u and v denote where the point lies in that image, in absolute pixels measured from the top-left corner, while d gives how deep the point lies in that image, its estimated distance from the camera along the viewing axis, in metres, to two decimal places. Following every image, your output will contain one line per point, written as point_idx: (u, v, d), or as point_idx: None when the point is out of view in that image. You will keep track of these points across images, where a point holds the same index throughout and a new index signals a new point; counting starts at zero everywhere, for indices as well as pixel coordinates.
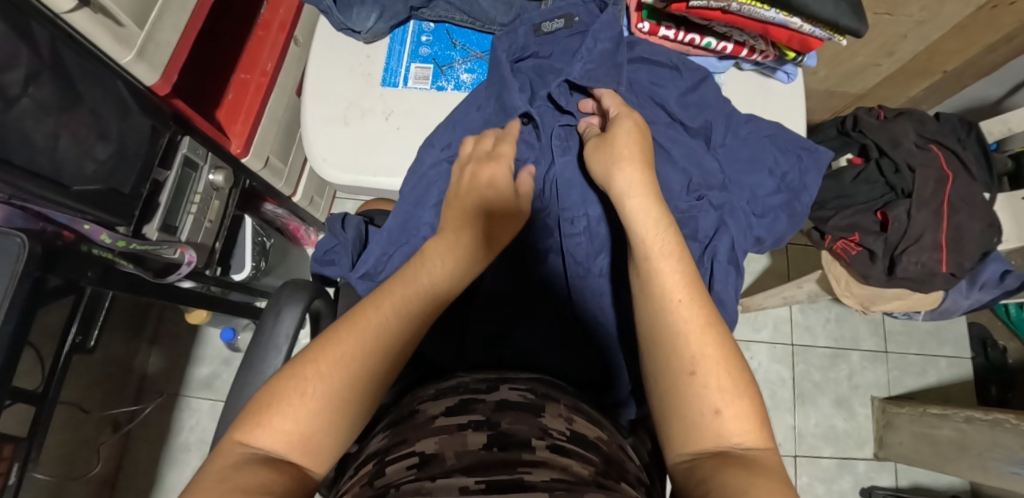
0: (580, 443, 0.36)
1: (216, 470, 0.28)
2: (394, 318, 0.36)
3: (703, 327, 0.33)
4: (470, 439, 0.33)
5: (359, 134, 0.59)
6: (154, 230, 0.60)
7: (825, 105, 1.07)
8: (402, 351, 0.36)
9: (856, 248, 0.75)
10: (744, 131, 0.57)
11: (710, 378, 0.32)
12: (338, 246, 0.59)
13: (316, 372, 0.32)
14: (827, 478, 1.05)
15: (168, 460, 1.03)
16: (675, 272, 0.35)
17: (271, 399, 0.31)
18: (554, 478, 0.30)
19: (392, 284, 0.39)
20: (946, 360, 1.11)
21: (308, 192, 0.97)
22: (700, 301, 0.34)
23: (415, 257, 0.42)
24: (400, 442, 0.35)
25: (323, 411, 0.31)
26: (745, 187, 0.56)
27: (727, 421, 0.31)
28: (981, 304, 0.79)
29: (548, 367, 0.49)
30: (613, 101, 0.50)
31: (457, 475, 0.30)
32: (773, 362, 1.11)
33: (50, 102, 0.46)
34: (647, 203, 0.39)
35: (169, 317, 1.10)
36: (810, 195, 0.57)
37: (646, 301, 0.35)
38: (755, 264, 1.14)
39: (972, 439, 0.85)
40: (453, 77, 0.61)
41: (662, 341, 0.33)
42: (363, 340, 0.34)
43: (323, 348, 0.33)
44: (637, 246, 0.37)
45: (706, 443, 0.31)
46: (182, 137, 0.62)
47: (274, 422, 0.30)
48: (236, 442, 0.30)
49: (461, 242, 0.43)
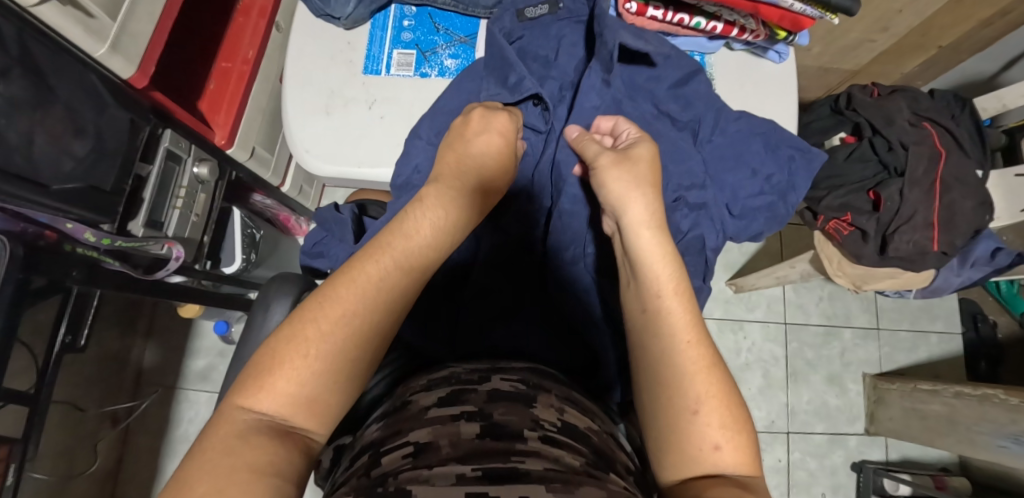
0: (571, 433, 0.36)
1: (223, 436, 0.28)
2: (399, 276, 0.35)
3: (707, 368, 0.35)
4: (464, 428, 0.33)
5: (342, 124, 0.57)
6: (140, 227, 0.58)
7: (818, 83, 1.05)
8: (403, 306, 0.35)
9: (849, 228, 0.74)
10: (733, 129, 0.56)
11: (710, 417, 0.34)
12: (326, 238, 0.58)
13: (317, 329, 0.31)
14: (819, 453, 1.07)
15: (170, 450, 1.04)
16: (681, 309, 0.37)
17: (273, 357, 0.30)
18: (549, 467, 0.30)
19: (402, 237, 0.37)
20: (937, 336, 1.12)
21: (297, 181, 0.96)
22: (704, 341, 0.36)
23: (420, 211, 0.39)
24: (395, 432, 0.35)
25: (324, 372, 0.31)
26: (727, 185, 0.57)
27: (725, 456, 0.33)
28: (971, 282, 0.80)
29: (535, 353, 0.50)
30: (632, 130, 0.48)
31: (450, 463, 0.30)
32: (766, 342, 1.12)
33: (23, 100, 0.44)
34: (656, 245, 0.39)
35: (162, 311, 1.10)
36: (797, 196, 0.57)
37: (654, 338, 0.36)
38: (748, 244, 1.14)
39: (961, 413, 0.87)
40: (437, 63, 0.59)
41: (674, 370, 0.35)
42: (367, 296, 0.33)
43: (319, 305, 0.32)
44: (649, 282, 0.38)
45: (700, 473, 0.33)
46: (162, 131, 0.61)
47: (276, 386, 0.30)
48: (239, 409, 0.29)
49: (465, 202, 0.41)
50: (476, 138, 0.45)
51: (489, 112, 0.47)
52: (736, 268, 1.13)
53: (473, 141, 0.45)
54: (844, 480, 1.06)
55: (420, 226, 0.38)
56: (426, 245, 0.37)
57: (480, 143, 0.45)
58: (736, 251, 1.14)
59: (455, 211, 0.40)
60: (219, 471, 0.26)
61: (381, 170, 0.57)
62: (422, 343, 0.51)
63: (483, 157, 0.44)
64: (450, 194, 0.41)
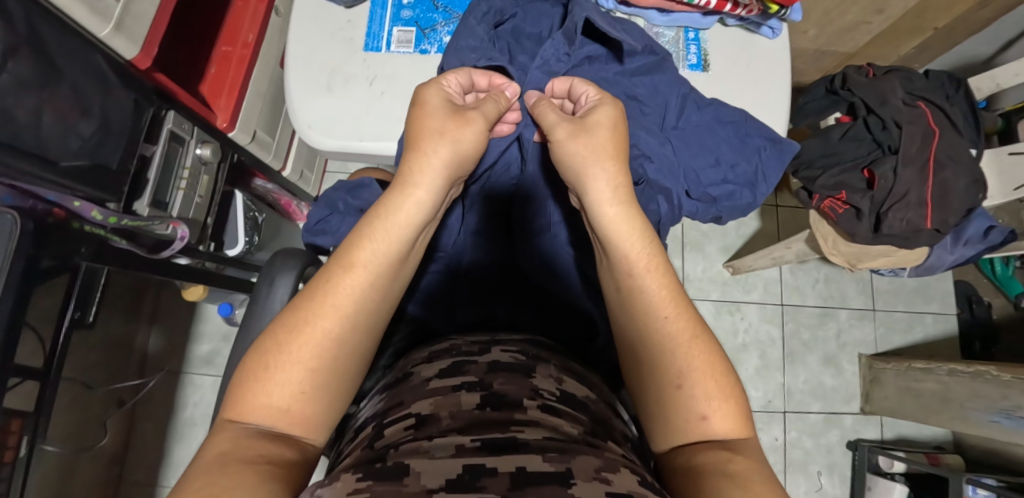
0: (569, 403, 0.36)
1: (214, 443, 0.30)
2: (346, 280, 0.34)
3: (691, 340, 0.35)
4: (464, 399, 0.34)
5: (344, 99, 0.58)
6: (145, 207, 0.60)
7: (814, 66, 1.06)
8: (367, 314, 0.35)
9: (843, 206, 0.76)
10: (696, 118, 0.58)
11: (696, 388, 0.34)
12: (331, 216, 0.59)
13: (277, 344, 0.32)
14: (814, 432, 1.08)
15: (177, 433, 1.06)
16: (660, 286, 0.36)
17: (246, 375, 0.32)
18: (547, 437, 0.30)
19: (350, 240, 0.35)
20: (931, 316, 1.14)
21: (297, 166, 0.97)
22: (685, 313, 0.36)
23: (369, 208, 0.36)
24: (398, 404, 0.36)
25: (292, 382, 0.32)
26: (691, 170, 0.59)
27: (713, 424, 0.34)
28: (964, 260, 0.81)
29: (531, 326, 0.51)
30: (593, 91, 0.44)
31: (452, 434, 0.30)
32: (763, 323, 1.13)
33: (30, 78, 0.45)
34: (624, 221, 0.37)
35: (166, 296, 1.11)
36: (766, 186, 0.60)
37: (632, 318, 0.37)
38: (745, 227, 1.15)
39: (954, 391, 0.89)
40: (436, 40, 0.60)
41: (663, 349, 0.35)
42: (322, 312, 0.33)
43: (283, 322, 0.33)
44: (620, 260, 0.37)
45: (690, 439, 0.35)
46: (166, 112, 0.61)
47: (253, 399, 0.32)
48: (228, 421, 0.32)
49: (419, 187, 0.36)
50: (418, 117, 0.39)
51: (424, 88, 0.41)
52: (733, 250, 1.14)
53: (420, 122, 0.39)
54: (839, 459, 1.08)
55: (377, 226, 0.35)
56: (372, 241, 0.35)
57: (431, 121, 0.38)
58: (733, 234, 1.15)
59: (402, 200, 0.36)
60: (213, 468, 0.28)
61: (384, 145, 0.58)
62: (427, 316, 0.53)
63: (431, 132, 0.38)
64: (398, 184, 0.37)
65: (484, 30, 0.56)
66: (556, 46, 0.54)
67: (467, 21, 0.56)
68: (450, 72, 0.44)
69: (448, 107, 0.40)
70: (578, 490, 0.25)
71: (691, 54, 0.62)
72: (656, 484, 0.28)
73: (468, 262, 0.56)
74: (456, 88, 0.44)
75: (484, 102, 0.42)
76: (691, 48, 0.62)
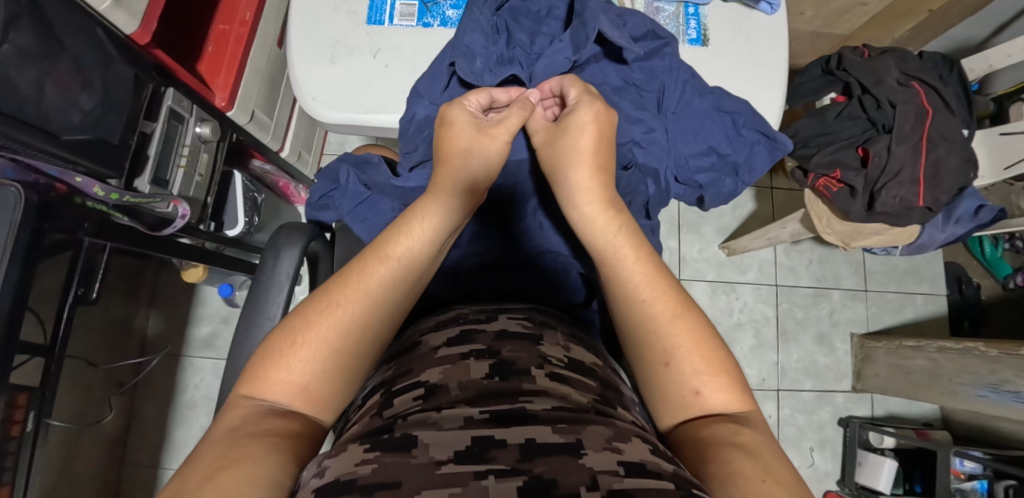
0: (579, 369, 0.36)
1: (228, 420, 0.31)
2: (380, 270, 0.36)
3: (675, 315, 0.37)
4: (474, 368, 0.33)
5: (348, 71, 0.59)
6: (146, 184, 0.60)
7: (811, 49, 1.06)
8: (394, 305, 0.37)
9: (837, 185, 0.77)
10: (697, 103, 0.58)
11: (683, 364, 0.35)
12: (335, 191, 0.61)
13: (306, 323, 0.34)
14: (806, 409, 1.11)
15: (179, 413, 1.07)
16: (637, 270, 0.39)
17: (268, 351, 0.33)
18: (557, 406, 0.30)
19: (385, 236, 0.38)
20: (922, 297, 1.16)
21: (296, 147, 0.98)
22: (669, 291, 0.38)
23: (403, 210, 0.40)
24: (405, 373, 0.35)
25: (315, 360, 0.33)
26: (681, 156, 0.59)
27: (706, 399, 0.35)
28: (955, 237, 0.83)
29: (536, 297, 0.52)
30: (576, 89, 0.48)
31: (461, 406, 0.29)
32: (757, 302, 1.15)
33: (28, 47, 0.44)
34: (600, 218, 0.42)
35: (165, 280, 1.11)
36: (753, 175, 0.61)
37: (618, 298, 0.39)
38: (741, 209, 1.16)
39: (944, 366, 0.92)
40: (439, 14, 0.61)
41: (648, 327, 0.37)
42: (353, 298, 0.35)
43: (314, 304, 0.34)
44: (598, 250, 0.41)
45: (691, 415, 0.35)
46: (165, 89, 0.61)
47: (272, 375, 0.32)
48: (243, 396, 0.32)
49: (445, 194, 0.41)
50: (448, 136, 0.43)
51: (450, 109, 0.45)
52: (730, 231, 1.16)
53: (450, 135, 0.43)
54: (831, 435, 1.10)
55: (411, 223, 0.38)
56: (407, 239, 0.38)
57: (456, 137, 0.43)
58: (729, 215, 1.16)
59: (436, 204, 0.40)
60: (224, 443, 0.29)
61: (388, 118, 0.58)
62: (435, 286, 0.53)
63: (460, 152, 0.43)
64: (432, 191, 0.41)
65: (487, 17, 0.55)
66: (562, 48, 0.54)
67: (470, 12, 0.54)
68: (472, 93, 0.47)
69: (466, 123, 0.44)
70: (590, 461, 0.24)
71: (691, 29, 0.63)
72: (669, 454, 0.28)
73: (469, 233, 0.57)
74: (477, 106, 0.47)
75: (511, 113, 0.46)
76: (691, 23, 0.63)
